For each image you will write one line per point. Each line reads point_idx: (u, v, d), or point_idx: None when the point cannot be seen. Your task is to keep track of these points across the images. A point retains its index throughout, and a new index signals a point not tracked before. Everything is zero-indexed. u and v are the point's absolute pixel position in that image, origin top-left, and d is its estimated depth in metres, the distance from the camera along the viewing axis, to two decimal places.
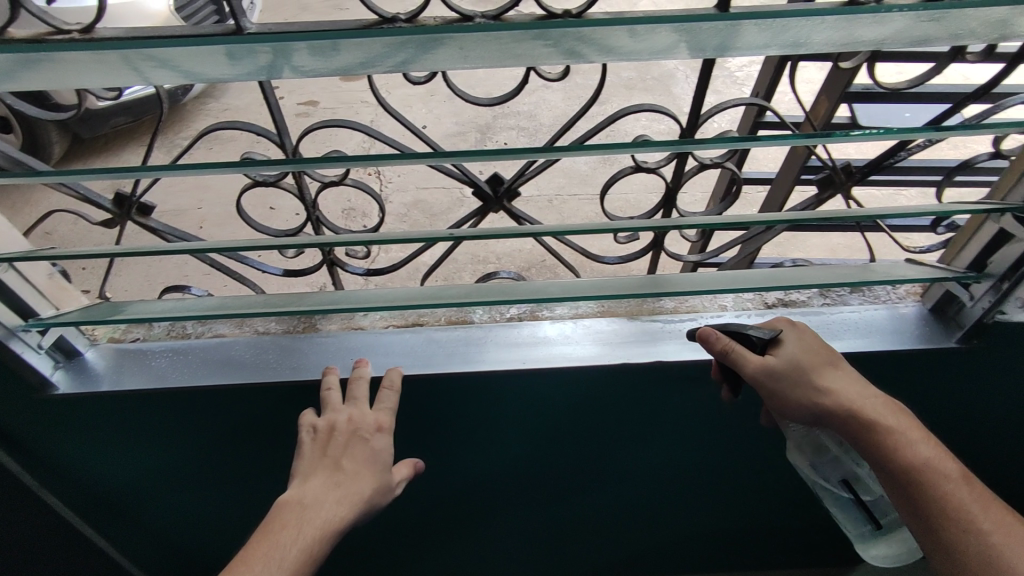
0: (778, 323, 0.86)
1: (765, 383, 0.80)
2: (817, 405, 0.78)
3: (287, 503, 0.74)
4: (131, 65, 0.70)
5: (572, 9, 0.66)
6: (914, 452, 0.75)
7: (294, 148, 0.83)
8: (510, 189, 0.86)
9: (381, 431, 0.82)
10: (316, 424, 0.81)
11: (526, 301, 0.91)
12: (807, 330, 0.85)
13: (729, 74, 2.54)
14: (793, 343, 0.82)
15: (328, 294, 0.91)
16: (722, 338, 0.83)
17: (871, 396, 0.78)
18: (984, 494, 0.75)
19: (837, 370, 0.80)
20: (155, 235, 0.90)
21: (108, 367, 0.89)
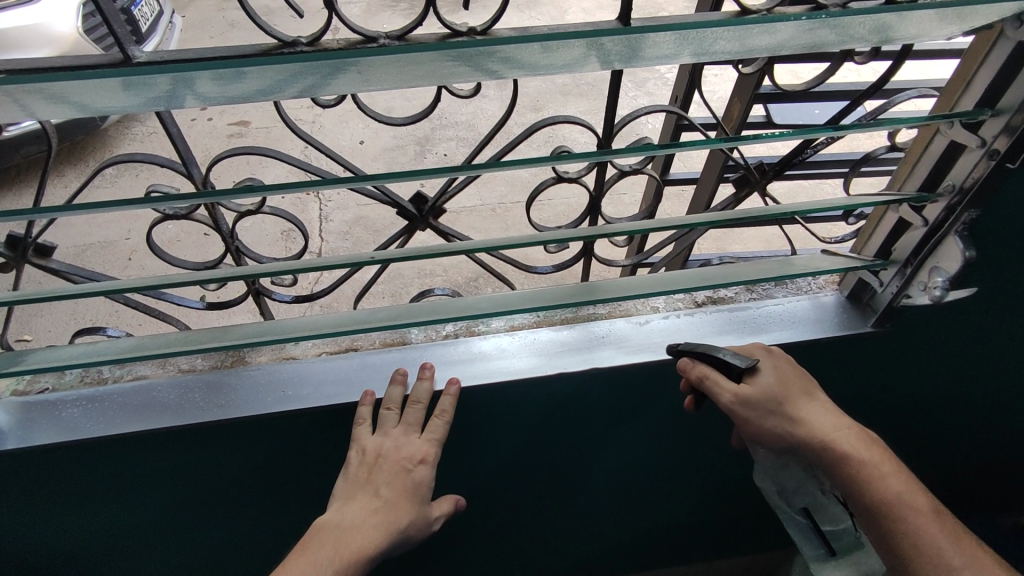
0: (754, 349, 0.85)
1: (739, 412, 0.80)
2: (787, 435, 0.79)
3: (326, 524, 0.76)
4: (16, 101, 0.66)
5: (476, 26, 0.66)
6: (886, 485, 0.75)
7: (203, 178, 0.79)
8: (434, 207, 0.85)
9: (424, 462, 0.81)
10: (364, 446, 0.81)
11: (460, 318, 0.90)
12: (783, 356, 0.85)
13: (660, 77, 2.64)
14: (770, 371, 0.82)
15: (253, 326, 0.87)
16: (698, 366, 0.83)
17: (842, 424, 0.79)
18: (956, 528, 0.74)
19: (809, 400, 0.80)
20: (57, 277, 0.84)
21: (14, 422, 0.82)
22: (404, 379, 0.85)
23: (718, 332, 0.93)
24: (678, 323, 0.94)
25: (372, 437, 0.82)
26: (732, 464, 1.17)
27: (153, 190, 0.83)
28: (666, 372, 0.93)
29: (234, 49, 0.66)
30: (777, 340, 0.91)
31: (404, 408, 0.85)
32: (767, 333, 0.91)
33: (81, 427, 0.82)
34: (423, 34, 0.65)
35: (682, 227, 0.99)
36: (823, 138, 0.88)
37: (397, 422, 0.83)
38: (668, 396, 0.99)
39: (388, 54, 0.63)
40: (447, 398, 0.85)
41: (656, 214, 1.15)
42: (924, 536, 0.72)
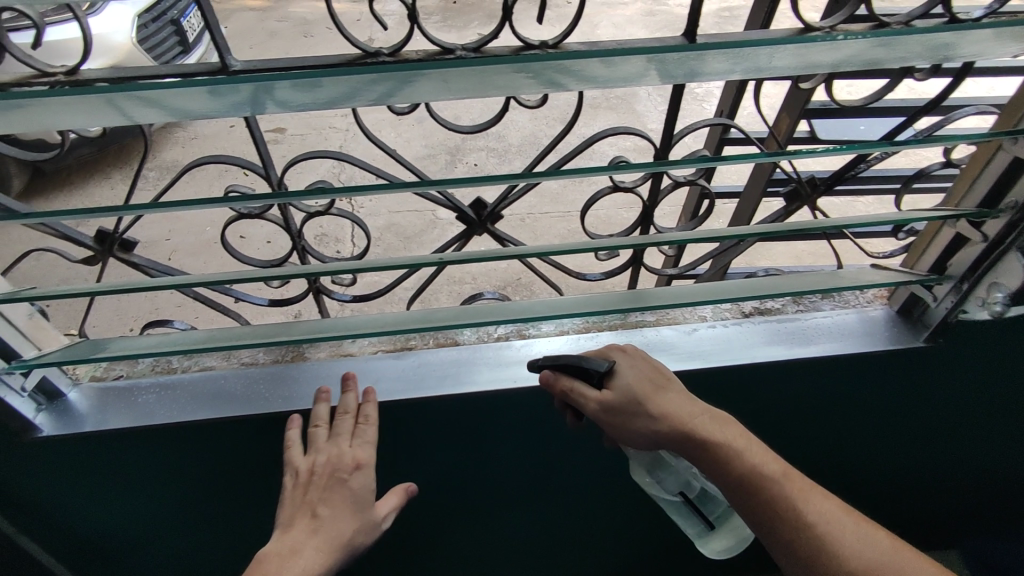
0: (611, 350, 0.87)
1: (604, 419, 0.82)
2: (651, 433, 0.79)
3: (269, 556, 0.75)
4: (116, 105, 0.70)
5: (548, 40, 0.69)
6: (743, 463, 0.75)
7: (279, 180, 0.83)
8: (493, 213, 0.88)
9: (359, 469, 0.82)
10: (297, 468, 0.82)
11: (511, 320, 0.93)
12: (639, 354, 0.86)
13: (690, 92, 2.67)
14: (627, 371, 0.83)
15: (315, 323, 0.91)
16: (562, 379, 0.84)
17: (697, 412, 0.79)
18: (806, 485, 0.75)
19: (669, 392, 0.81)
20: (139, 270, 0.89)
21: (93, 407, 0.87)
22: (329, 395, 0.87)
23: (767, 342, 0.93)
24: (726, 333, 0.95)
25: (303, 457, 0.83)
26: None
27: (232, 190, 0.86)
28: (715, 383, 0.93)
29: (321, 59, 0.70)
30: (797, 347, 0.92)
31: (331, 420, 0.86)
32: (803, 345, 0.92)
33: (155, 412, 0.87)
34: (497, 47, 0.69)
35: (730, 238, 1.00)
36: (878, 153, 0.88)
37: (328, 435, 0.84)
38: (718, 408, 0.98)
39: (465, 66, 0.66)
40: (371, 407, 0.87)
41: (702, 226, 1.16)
42: (781, 501, 0.74)
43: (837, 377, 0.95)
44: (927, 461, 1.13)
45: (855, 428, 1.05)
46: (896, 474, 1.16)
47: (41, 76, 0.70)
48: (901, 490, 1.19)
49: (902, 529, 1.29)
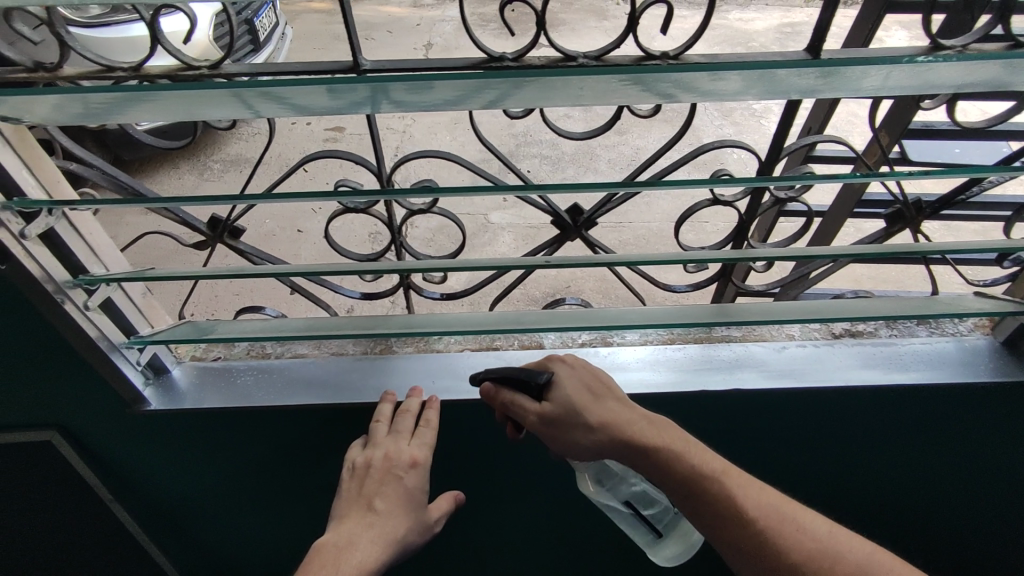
0: (552, 360, 0.86)
1: (544, 431, 0.82)
2: (592, 442, 0.78)
3: (323, 546, 0.76)
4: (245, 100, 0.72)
5: (670, 52, 0.69)
6: (685, 466, 0.73)
7: (388, 176, 0.84)
8: (590, 219, 0.89)
9: (415, 466, 0.84)
10: (355, 460, 0.84)
11: (596, 327, 0.92)
12: (578, 362, 0.85)
13: (748, 107, 2.62)
14: (566, 382, 0.83)
15: (407, 319, 0.92)
16: (503, 392, 0.85)
17: (633, 418, 0.78)
18: (747, 482, 0.74)
19: (609, 401, 0.80)
20: (243, 257, 0.92)
21: (194, 385, 0.91)
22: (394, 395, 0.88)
23: (862, 365, 0.91)
24: (817, 353, 0.92)
25: (362, 450, 0.85)
26: (860, 511, 1.12)
27: (341, 183, 0.88)
28: (805, 403, 0.90)
29: (443, 60, 0.72)
30: (886, 371, 0.90)
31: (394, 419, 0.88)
32: (892, 371, 0.89)
33: (252, 394, 0.90)
34: (618, 55, 0.69)
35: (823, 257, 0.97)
36: (994, 178, 0.85)
37: (387, 430, 0.86)
38: (804, 431, 0.95)
39: (590, 75, 0.66)
40: (432, 412, 0.89)
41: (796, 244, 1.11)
42: (726, 501, 0.71)
43: (932, 406, 0.91)
44: None
45: (949, 463, 1.00)
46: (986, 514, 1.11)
47: (186, 69, 0.72)
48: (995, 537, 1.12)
49: None
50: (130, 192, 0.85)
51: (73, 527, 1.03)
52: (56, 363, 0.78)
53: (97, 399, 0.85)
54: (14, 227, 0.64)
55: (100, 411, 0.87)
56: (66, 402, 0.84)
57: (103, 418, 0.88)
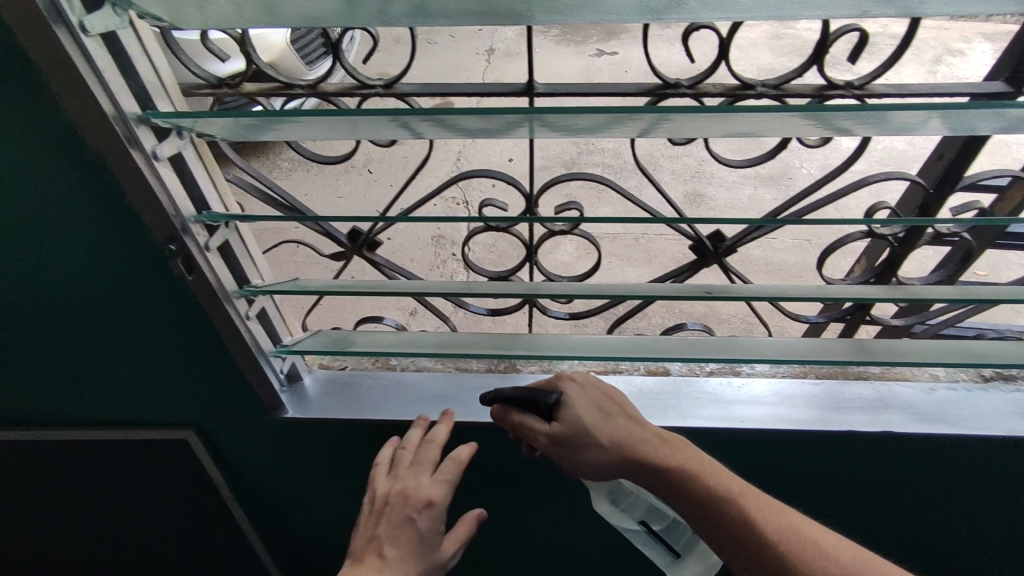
0: (562, 379, 0.82)
1: (555, 453, 0.77)
2: (602, 463, 0.73)
3: None
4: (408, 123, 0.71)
5: (858, 83, 0.65)
6: (697, 487, 0.65)
7: (534, 196, 0.83)
8: (731, 246, 0.87)
9: (430, 507, 0.75)
10: (374, 493, 0.79)
11: (730, 358, 0.89)
12: (588, 380, 0.81)
13: None
14: (577, 402, 0.78)
15: (537, 339, 0.91)
16: (512, 412, 0.81)
17: (644, 435, 0.73)
18: (765, 499, 0.64)
19: (621, 420, 0.75)
20: (379, 270, 0.93)
21: (325, 394, 0.92)
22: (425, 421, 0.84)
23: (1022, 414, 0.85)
24: (970, 396, 0.87)
25: (385, 479, 0.80)
26: (990, 565, 1.05)
27: (487, 202, 0.84)
28: (955, 451, 0.85)
29: (614, 84, 0.70)
30: None
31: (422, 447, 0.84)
32: None
33: (381, 406, 0.91)
34: (799, 86, 0.67)
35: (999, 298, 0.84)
36: None
37: (412, 461, 0.81)
38: (951, 480, 0.90)
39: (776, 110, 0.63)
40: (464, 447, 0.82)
41: (952, 280, 0.94)
42: (745, 525, 0.62)
43: None
44: None
45: None
46: None
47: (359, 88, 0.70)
48: None
49: None
50: (282, 205, 0.84)
51: (190, 520, 1.07)
52: (210, 369, 0.80)
53: (239, 405, 0.87)
54: (201, 239, 0.64)
55: (238, 416, 0.89)
56: (210, 404, 0.87)
57: (239, 422, 0.90)
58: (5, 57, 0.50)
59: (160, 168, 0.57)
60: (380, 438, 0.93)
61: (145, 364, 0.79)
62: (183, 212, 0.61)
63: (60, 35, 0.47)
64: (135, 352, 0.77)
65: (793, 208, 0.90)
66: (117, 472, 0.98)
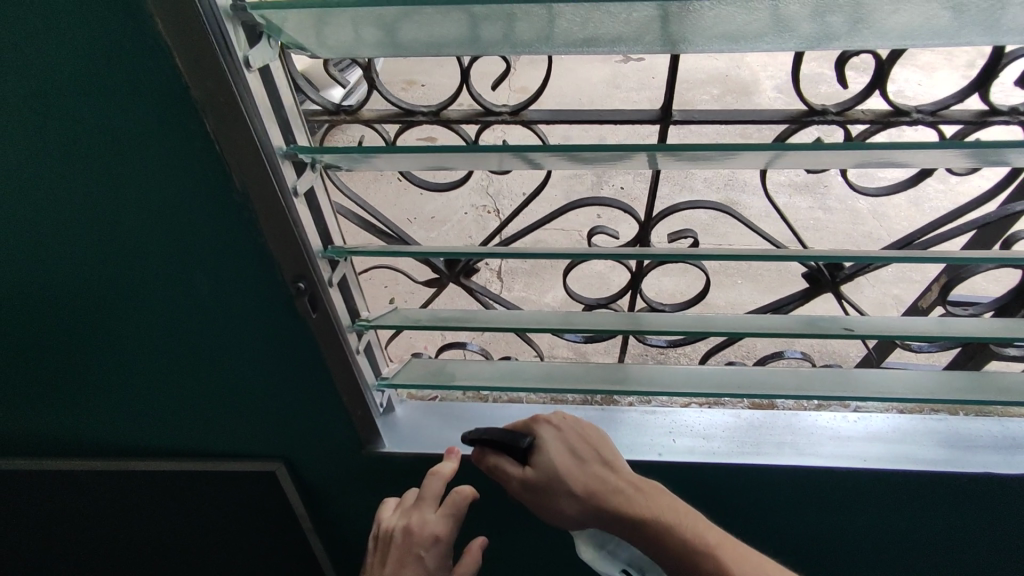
0: (538, 422, 0.75)
1: (529, 502, 0.69)
2: (575, 514, 0.65)
3: None
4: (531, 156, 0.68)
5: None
6: (673, 541, 0.59)
7: (647, 224, 0.79)
8: (851, 277, 0.83)
9: (437, 542, 0.73)
10: (378, 529, 0.78)
11: (848, 394, 0.84)
12: (564, 423, 0.74)
13: None
14: (551, 446, 0.71)
15: (641, 370, 0.87)
16: (487, 456, 0.74)
17: (619, 483, 0.65)
18: (747, 552, 0.58)
19: (594, 465, 0.68)
20: (476, 297, 0.90)
21: (419, 425, 0.90)
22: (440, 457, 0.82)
23: None
24: None
25: (391, 515, 0.79)
26: None
27: (597, 230, 0.81)
28: None
29: (749, 112, 0.67)
30: None
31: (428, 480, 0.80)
32: None
33: None
34: (958, 112, 0.64)
35: None
36: None
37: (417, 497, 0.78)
38: None
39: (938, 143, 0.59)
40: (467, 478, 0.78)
41: None
42: None
43: None
44: None
45: None
46: None
47: (482, 115, 0.68)
48: None
49: None
50: (385, 233, 0.81)
51: (267, 548, 1.04)
52: (314, 399, 0.78)
53: (337, 435, 0.84)
54: (324, 274, 0.62)
55: (333, 446, 0.87)
56: (304, 434, 0.84)
57: (333, 452, 0.88)
58: (166, 95, 0.48)
59: (297, 204, 0.55)
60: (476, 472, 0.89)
61: (249, 393, 0.77)
62: (312, 248, 0.59)
63: (225, 71, 0.45)
64: (240, 381, 0.75)
65: (917, 234, 0.86)
66: (198, 500, 0.96)
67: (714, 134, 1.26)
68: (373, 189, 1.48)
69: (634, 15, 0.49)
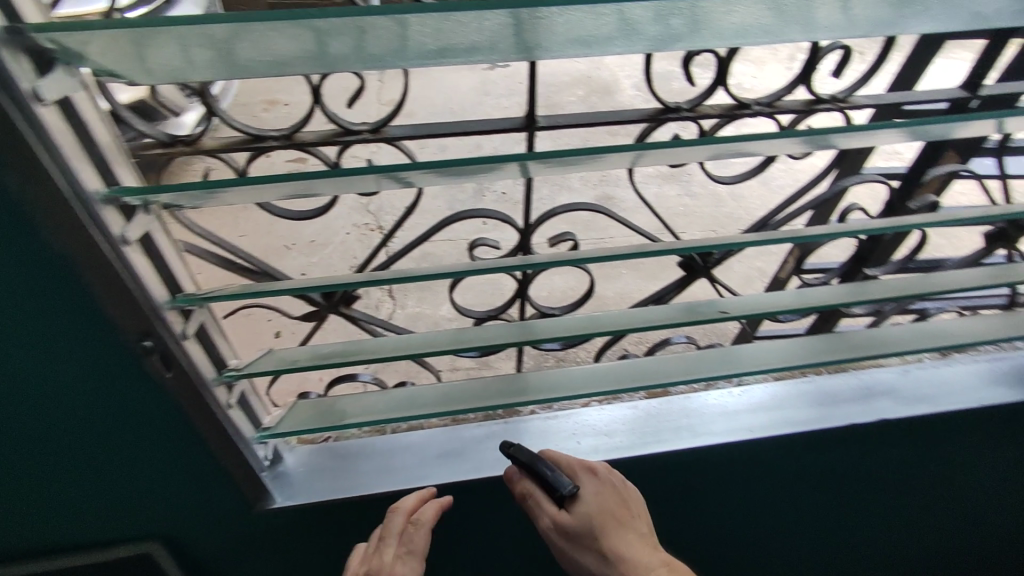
0: (581, 468, 0.75)
1: (554, 541, 0.73)
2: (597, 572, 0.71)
3: None
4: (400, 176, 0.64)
5: (842, 97, 0.68)
6: None
7: (527, 234, 0.79)
8: (719, 261, 0.88)
9: None
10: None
11: (729, 372, 0.89)
12: (609, 478, 0.74)
13: None
14: (591, 501, 0.72)
15: (536, 377, 0.86)
16: (522, 483, 0.75)
17: (647, 558, 0.70)
18: None
19: (627, 534, 0.71)
20: (359, 324, 0.85)
21: (313, 472, 0.82)
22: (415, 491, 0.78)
23: (984, 384, 0.93)
24: (940, 372, 0.94)
25: (356, 560, 0.75)
26: (957, 525, 1.13)
27: (479, 242, 0.79)
28: (933, 428, 0.91)
29: (609, 113, 0.69)
30: (998, 387, 0.92)
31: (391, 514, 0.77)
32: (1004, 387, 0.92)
33: (379, 477, 0.83)
34: (790, 102, 0.69)
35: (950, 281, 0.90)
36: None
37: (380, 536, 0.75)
38: (934, 453, 0.96)
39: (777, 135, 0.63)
40: (433, 504, 0.76)
41: (904, 265, 1.00)
42: None
43: None
44: None
45: None
46: None
47: (339, 134, 0.63)
48: None
49: None
50: (247, 269, 0.74)
51: None
52: (185, 463, 0.69)
53: (219, 499, 0.76)
54: (176, 328, 0.55)
55: (217, 512, 0.78)
56: (182, 504, 0.75)
57: (218, 518, 0.79)
58: None
59: (129, 253, 0.48)
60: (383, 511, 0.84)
61: (106, 465, 0.68)
62: (154, 299, 0.52)
63: (9, 107, 0.39)
64: (93, 452, 0.66)
65: (770, 215, 0.94)
66: None
67: (585, 136, 1.29)
68: (239, 220, 1.36)
69: (481, 23, 0.48)
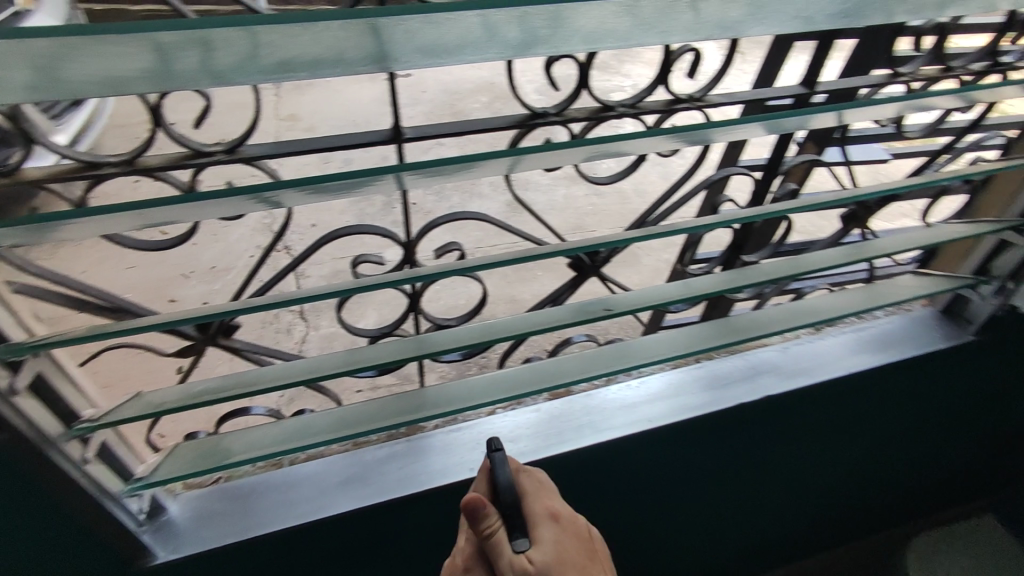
0: (548, 511, 0.61)
1: None
2: None
3: None
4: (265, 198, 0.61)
5: (695, 96, 0.71)
6: None
7: (413, 247, 0.77)
8: (606, 259, 0.90)
9: None
10: None
11: (625, 366, 0.91)
12: (575, 528, 0.61)
13: None
14: (556, 548, 0.57)
15: (435, 391, 0.85)
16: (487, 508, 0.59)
17: None
18: None
19: None
20: (241, 355, 0.80)
21: (202, 518, 0.77)
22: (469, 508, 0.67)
23: (854, 353, 1.01)
24: (814, 346, 1.01)
25: None
26: (847, 482, 1.23)
27: (362, 259, 0.77)
28: (812, 398, 0.98)
29: (480, 121, 0.68)
30: (864, 354, 1.00)
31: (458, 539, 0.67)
32: (869, 354, 1.00)
33: (276, 514, 0.78)
34: (651, 103, 0.72)
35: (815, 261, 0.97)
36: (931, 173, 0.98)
37: None
38: (817, 421, 1.04)
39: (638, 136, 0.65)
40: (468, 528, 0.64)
41: (777, 249, 1.07)
42: None
43: (904, 379, 1.04)
44: (960, 442, 1.25)
45: (914, 424, 1.15)
46: (933, 460, 1.28)
47: (189, 157, 0.59)
48: (949, 471, 1.33)
49: (932, 504, 1.42)
50: (103, 308, 0.68)
51: None
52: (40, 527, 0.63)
53: (91, 560, 0.70)
54: None
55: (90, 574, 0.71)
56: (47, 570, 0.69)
57: None
58: None
59: None
60: (283, 549, 0.80)
61: None
62: None
63: None
64: None
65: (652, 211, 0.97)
66: None
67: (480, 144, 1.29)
68: None
69: (310, 35, 0.45)
